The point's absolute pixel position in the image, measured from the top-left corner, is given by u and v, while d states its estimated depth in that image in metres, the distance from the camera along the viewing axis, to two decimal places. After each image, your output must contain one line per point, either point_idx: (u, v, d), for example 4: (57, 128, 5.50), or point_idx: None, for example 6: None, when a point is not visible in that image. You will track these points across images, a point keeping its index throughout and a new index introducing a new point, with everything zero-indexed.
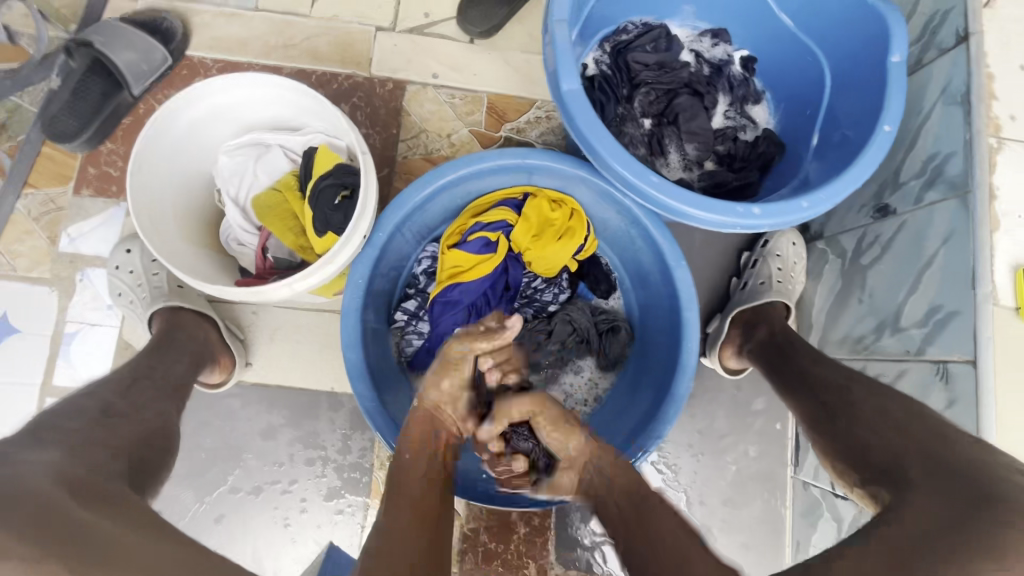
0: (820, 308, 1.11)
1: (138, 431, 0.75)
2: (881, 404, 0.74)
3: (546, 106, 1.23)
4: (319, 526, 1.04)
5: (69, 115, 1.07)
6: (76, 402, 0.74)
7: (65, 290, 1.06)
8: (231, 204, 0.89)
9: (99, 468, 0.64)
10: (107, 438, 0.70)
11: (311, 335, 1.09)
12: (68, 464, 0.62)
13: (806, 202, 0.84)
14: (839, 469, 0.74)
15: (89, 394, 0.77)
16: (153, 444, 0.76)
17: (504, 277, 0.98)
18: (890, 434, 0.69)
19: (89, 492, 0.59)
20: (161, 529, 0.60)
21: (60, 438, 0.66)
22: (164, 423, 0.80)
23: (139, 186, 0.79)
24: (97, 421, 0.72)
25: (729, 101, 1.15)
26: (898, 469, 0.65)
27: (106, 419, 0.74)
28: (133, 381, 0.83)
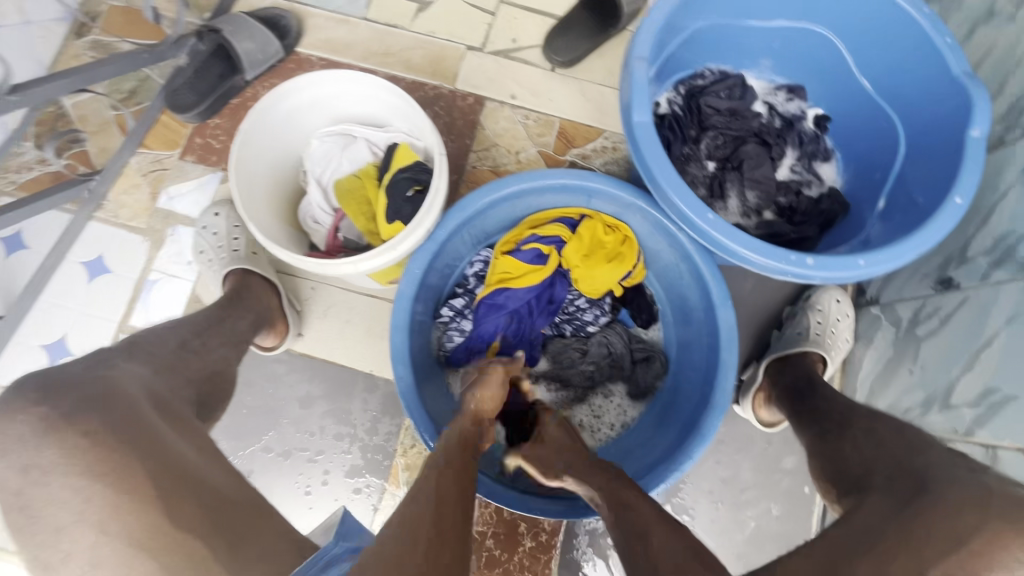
0: (867, 375, 1.09)
1: (204, 369, 0.85)
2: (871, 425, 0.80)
3: (614, 138, 1.28)
4: (336, 499, 1.08)
5: (189, 89, 1.20)
6: (161, 332, 0.85)
7: (155, 242, 1.18)
8: (315, 184, 0.97)
9: (172, 393, 0.76)
10: (181, 367, 0.81)
11: (360, 318, 1.16)
12: (150, 384, 0.73)
13: (862, 260, 0.84)
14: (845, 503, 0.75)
15: (171, 327, 0.88)
16: (216, 385, 0.85)
17: (550, 290, 1.02)
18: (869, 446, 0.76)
19: (167, 412, 0.71)
20: (218, 457, 0.70)
21: (149, 360, 0.78)
22: (225, 367, 0.89)
23: (241, 160, 0.89)
24: (175, 353, 0.82)
25: (796, 155, 1.16)
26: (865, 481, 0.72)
27: (182, 352, 0.84)
28: (207, 325, 0.92)
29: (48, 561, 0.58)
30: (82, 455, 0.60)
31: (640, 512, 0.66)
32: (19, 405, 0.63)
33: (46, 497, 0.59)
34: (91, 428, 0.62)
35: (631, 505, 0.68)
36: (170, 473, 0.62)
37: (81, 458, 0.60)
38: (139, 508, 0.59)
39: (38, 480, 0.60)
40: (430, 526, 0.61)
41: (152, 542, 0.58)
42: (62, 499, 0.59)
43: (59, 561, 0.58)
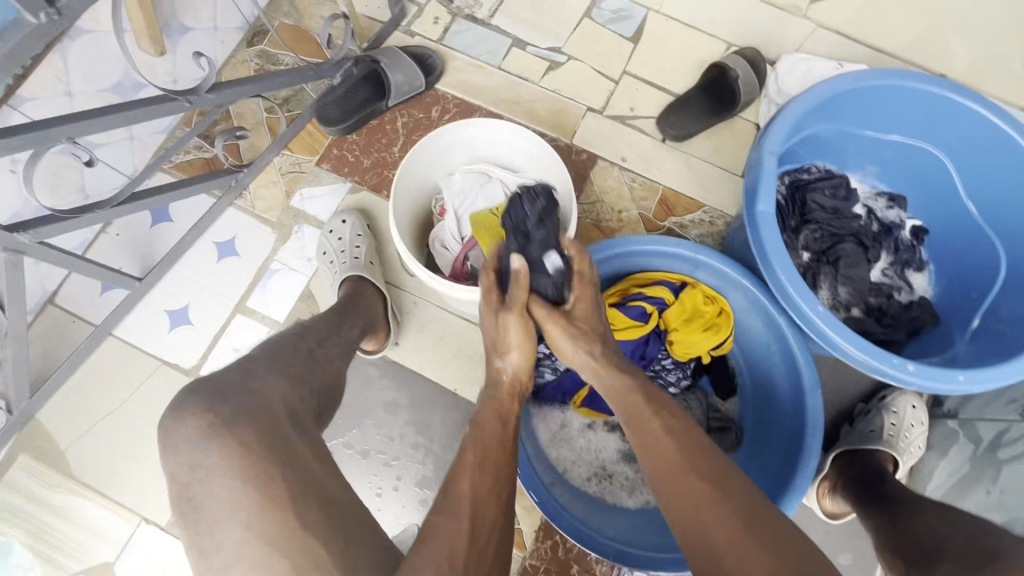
0: (937, 487, 1.10)
1: (325, 378, 0.94)
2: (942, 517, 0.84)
3: (712, 213, 1.35)
4: (403, 507, 1.14)
5: (337, 106, 1.31)
6: (291, 340, 0.95)
7: (282, 236, 1.29)
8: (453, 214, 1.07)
9: (301, 402, 0.84)
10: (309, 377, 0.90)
11: (453, 338, 1.23)
12: (287, 395, 0.82)
13: (963, 376, 0.87)
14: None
15: (298, 334, 0.98)
16: (330, 396, 0.94)
17: (643, 347, 1.06)
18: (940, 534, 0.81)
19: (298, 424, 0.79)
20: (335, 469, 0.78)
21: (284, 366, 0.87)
22: (338, 380, 0.98)
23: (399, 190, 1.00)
24: (305, 362, 0.92)
25: (890, 260, 1.20)
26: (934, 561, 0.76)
27: (312, 362, 0.94)
28: (328, 334, 1.02)
29: (205, 549, 0.67)
30: (237, 462, 0.69)
31: (694, 491, 0.62)
32: (194, 409, 0.72)
33: (208, 494, 0.68)
34: (246, 438, 0.70)
35: (678, 486, 0.63)
36: (306, 492, 0.69)
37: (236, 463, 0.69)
38: (285, 516, 0.67)
39: (204, 477, 0.68)
40: (473, 512, 0.66)
41: (289, 543, 0.66)
42: (224, 492, 0.68)
43: (216, 548, 0.67)
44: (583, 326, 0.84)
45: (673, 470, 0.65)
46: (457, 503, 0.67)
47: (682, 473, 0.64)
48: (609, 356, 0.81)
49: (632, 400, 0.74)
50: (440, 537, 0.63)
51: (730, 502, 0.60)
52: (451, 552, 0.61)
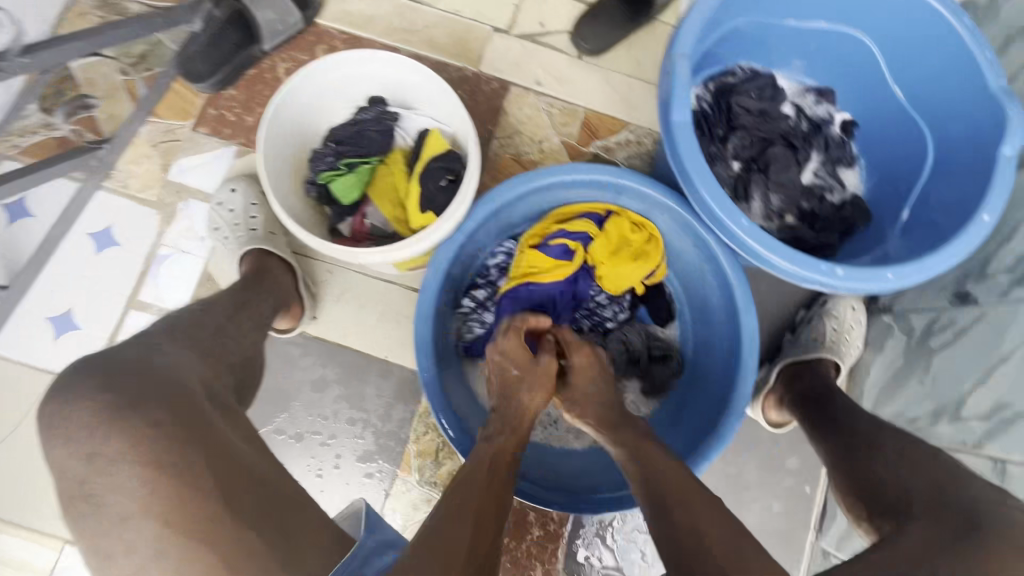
0: (873, 382, 1.10)
1: (239, 352, 0.83)
2: (904, 445, 0.78)
3: (638, 131, 1.26)
4: (348, 484, 1.09)
5: (202, 59, 1.14)
6: (196, 311, 0.83)
7: (166, 216, 1.15)
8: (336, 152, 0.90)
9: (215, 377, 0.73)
10: (222, 352, 0.79)
11: (375, 303, 1.15)
12: (196, 370, 0.71)
13: (891, 273, 0.85)
14: (876, 522, 0.71)
15: (205, 305, 0.85)
16: (250, 370, 0.84)
17: (574, 286, 1.01)
18: (905, 471, 0.73)
19: (215, 399, 0.69)
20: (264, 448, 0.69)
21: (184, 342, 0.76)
22: (256, 353, 0.87)
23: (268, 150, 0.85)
24: (213, 335, 0.81)
25: (821, 159, 1.15)
26: (906, 508, 0.68)
27: (219, 335, 0.82)
28: (235, 308, 0.90)
29: (109, 551, 0.57)
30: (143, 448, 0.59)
31: (691, 515, 0.62)
32: (82, 390, 0.61)
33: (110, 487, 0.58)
34: (151, 421, 0.60)
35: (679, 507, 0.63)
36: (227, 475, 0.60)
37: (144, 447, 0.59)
38: (202, 501, 0.58)
39: (102, 471, 0.58)
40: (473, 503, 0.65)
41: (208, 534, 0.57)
42: None
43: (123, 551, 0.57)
44: (595, 374, 0.88)
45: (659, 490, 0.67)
46: (470, 495, 0.66)
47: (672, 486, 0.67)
48: (607, 412, 0.83)
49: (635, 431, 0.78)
50: (442, 529, 0.61)
51: (711, 504, 0.64)
52: (450, 544, 0.59)
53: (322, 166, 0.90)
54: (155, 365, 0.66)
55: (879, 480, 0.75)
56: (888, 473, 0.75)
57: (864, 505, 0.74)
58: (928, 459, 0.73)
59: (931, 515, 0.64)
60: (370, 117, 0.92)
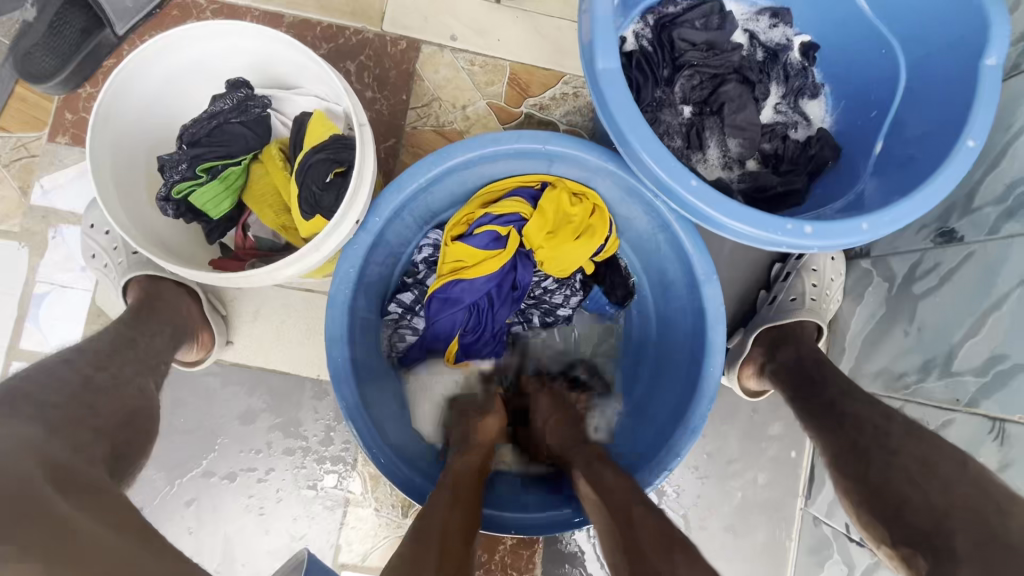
0: (856, 335, 1.01)
1: (116, 410, 0.71)
2: (927, 455, 0.68)
3: (575, 82, 1.08)
4: (295, 519, 0.99)
5: (45, 53, 0.93)
6: (53, 368, 0.70)
7: (36, 247, 0.98)
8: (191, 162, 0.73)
9: (76, 454, 0.61)
10: (88, 416, 0.67)
11: (298, 317, 1.01)
12: (42, 448, 0.58)
13: (866, 224, 0.73)
14: (905, 553, 0.62)
15: (65, 359, 0.73)
16: (137, 428, 0.72)
17: (511, 276, 0.88)
18: (935, 490, 0.64)
19: (69, 481, 0.56)
20: (147, 532, 0.55)
21: (34, 412, 0.62)
22: (146, 402, 0.76)
23: (103, 171, 0.70)
24: (76, 396, 0.68)
25: (782, 93, 1.01)
26: (945, 545, 0.58)
27: (87, 393, 0.69)
28: (114, 352, 0.78)
29: None
30: None
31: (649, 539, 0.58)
32: None
33: None
34: None
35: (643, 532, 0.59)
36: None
37: None
38: None
39: None
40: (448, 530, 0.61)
41: None
42: None
43: None
44: (558, 404, 0.86)
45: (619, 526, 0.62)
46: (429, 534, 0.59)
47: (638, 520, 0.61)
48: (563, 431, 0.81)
49: (580, 459, 0.74)
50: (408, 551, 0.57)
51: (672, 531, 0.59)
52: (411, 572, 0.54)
53: (175, 175, 0.72)
54: None
55: (904, 498, 0.65)
56: (910, 489, 0.65)
57: (885, 528, 0.65)
58: (956, 472, 0.64)
59: (980, 560, 0.55)
60: (227, 106, 0.74)
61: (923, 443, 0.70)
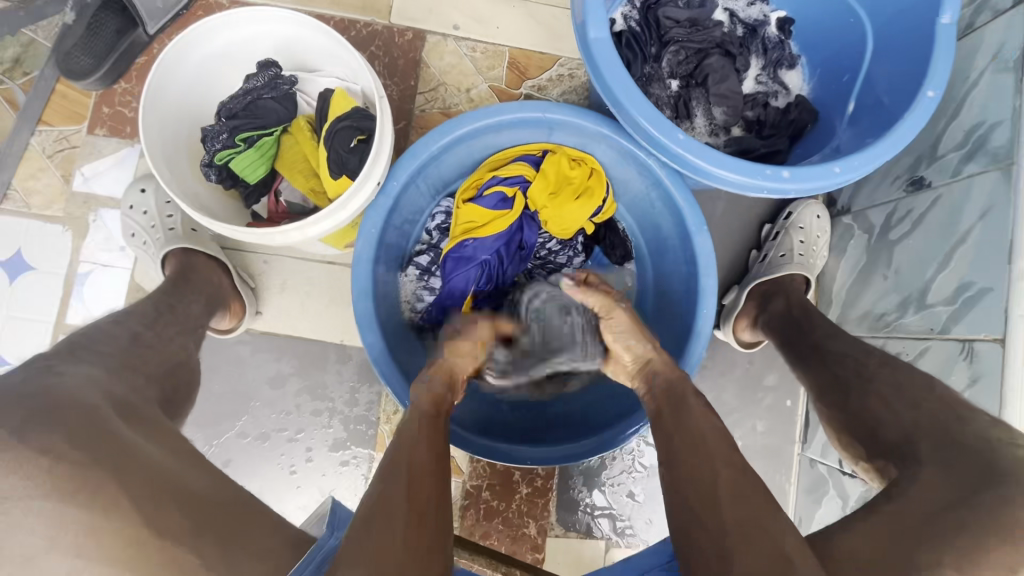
0: (841, 285, 1.08)
1: (163, 363, 0.77)
2: (899, 379, 0.73)
3: (570, 64, 1.17)
4: (324, 475, 1.06)
5: (83, 52, 1.02)
6: (105, 326, 0.75)
7: (79, 230, 1.06)
8: (230, 129, 0.82)
9: (134, 392, 0.67)
10: (139, 364, 0.73)
11: (321, 287, 1.09)
12: (106, 384, 0.64)
13: (837, 167, 0.81)
14: (879, 465, 0.70)
15: (116, 320, 0.77)
16: (180, 377, 0.79)
17: (519, 236, 0.95)
18: (904, 408, 0.70)
19: (129, 411, 0.63)
20: (199, 460, 0.63)
21: (94, 359, 0.68)
22: (186, 357, 0.82)
23: (154, 149, 0.78)
24: (126, 348, 0.73)
25: (761, 64, 1.09)
26: (910, 451, 0.66)
27: (136, 345, 0.75)
28: (157, 315, 0.83)
29: None
30: (41, 478, 0.52)
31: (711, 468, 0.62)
32: None
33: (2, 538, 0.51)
34: (49, 443, 0.53)
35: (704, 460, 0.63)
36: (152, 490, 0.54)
37: (41, 480, 0.52)
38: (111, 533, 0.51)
39: None
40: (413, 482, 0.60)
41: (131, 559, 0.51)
42: None
43: None
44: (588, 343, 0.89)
45: (672, 431, 0.68)
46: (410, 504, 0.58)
47: (687, 427, 0.67)
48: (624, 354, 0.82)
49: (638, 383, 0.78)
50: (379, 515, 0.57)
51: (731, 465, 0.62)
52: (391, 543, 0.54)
53: (217, 144, 0.82)
54: (52, 385, 0.59)
55: (876, 419, 0.72)
56: (881, 409, 0.72)
57: (862, 445, 0.73)
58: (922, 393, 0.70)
59: (940, 460, 0.62)
60: (260, 83, 0.83)
61: (895, 370, 0.75)
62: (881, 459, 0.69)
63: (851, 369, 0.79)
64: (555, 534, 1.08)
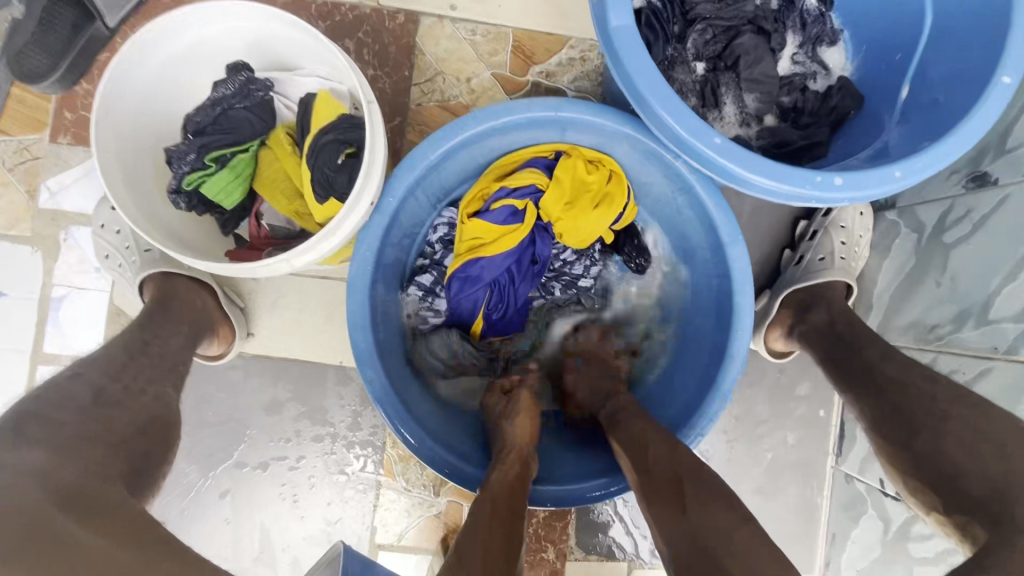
0: (883, 290, 0.98)
1: (132, 422, 0.68)
2: (979, 419, 0.66)
3: (581, 46, 1.04)
4: (329, 504, 0.99)
5: (38, 50, 0.88)
6: (65, 381, 0.67)
7: (49, 251, 0.97)
8: (197, 145, 0.72)
9: (91, 474, 0.58)
10: (100, 432, 0.63)
11: (316, 305, 1.00)
12: (55, 470, 0.55)
13: (898, 172, 0.70)
14: (961, 521, 0.62)
15: (74, 373, 0.69)
16: (153, 437, 0.69)
17: (531, 250, 0.87)
18: (992, 458, 0.62)
19: (85, 505, 0.53)
20: (172, 546, 0.54)
21: (44, 434, 0.59)
22: (165, 410, 0.73)
23: (113, 173, 0.69)
24: (86, 411, 0.64)
25: (799, 42, 0.97)
26: (1005, 514, 0.58)
27: (98, 407, 0.66)
28: (128, 360, 0.74)
29: None
30: None
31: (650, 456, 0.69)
32: None
33: None
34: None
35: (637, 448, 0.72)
36: None
37: None
38: None
39: None
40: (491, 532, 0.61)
41: None
42: None
43: None
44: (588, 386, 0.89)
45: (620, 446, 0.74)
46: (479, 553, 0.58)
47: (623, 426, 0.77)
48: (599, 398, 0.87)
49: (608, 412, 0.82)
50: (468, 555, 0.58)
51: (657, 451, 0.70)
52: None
53: (184, 167, 0.72)
54: None
55: (957, 468, 0.64)
56: (963, 457, 0.64)
57: (938, 496, 0.65)
58: (1012, 438, 0.63)
59: None
60: (231, 91, 0.74)
61: (975, 407, 0.68)
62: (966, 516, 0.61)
63: (919, 406, 0.72)
64: (575, 557, 1.03)
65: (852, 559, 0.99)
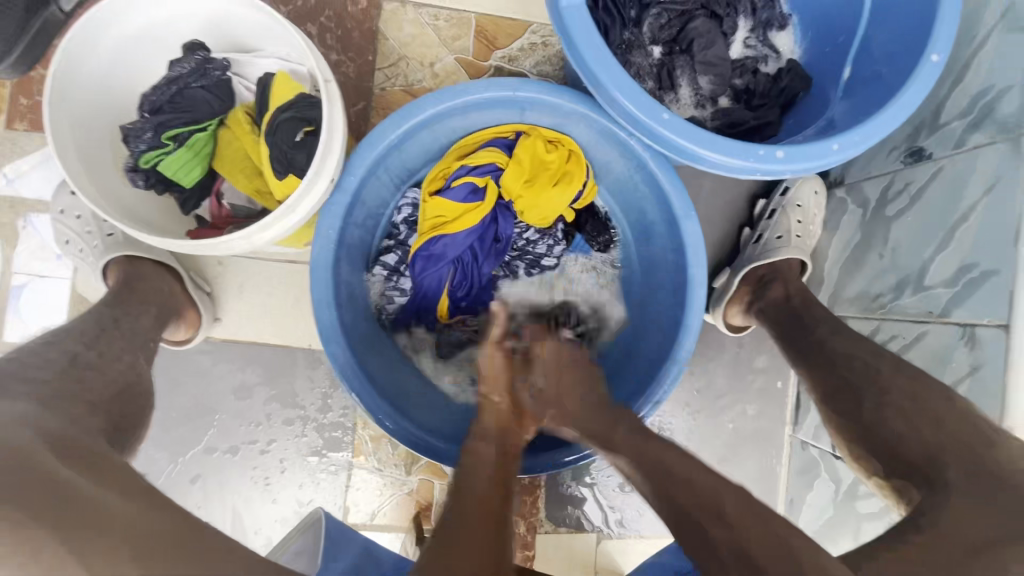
0: (832, 264, 1.03)
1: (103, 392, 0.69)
2: (915, 388, 0.71)
3: (542, 30, 1.06)
4: (301, 486, 1.00)
5: None
6: (37, 349, 0.68)
7: (7, 238, 0.96)
8: (150, 122, 0.74)
9: (75, 425, 0.59)
10: (82, 392, 0.64)
11: (284, 289, 1.01)
12: (41, 419, 0.56)
13: (835, 144, 0.74)
14: (899, 486, 0.68)
15: (47, 342, 0.70)
16: (129, 401, 0.70)
17: (493, 228, 0.89)
18: (927, 426, 0.67)
19: (73, 451, 0.54)
20: (157, 496, 0.54)
21: (26, 389, 0.60)
22: (137, 377, 0.74)
23: (69, 152, 0.69)
24: (64, 372, 0.66)
25: (750, 26, 1.01)
26: (938, 476, 0.63)
27: (74, 368, 0.67)
28: (101, 330, 0.75)
29: None
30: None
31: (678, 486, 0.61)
32: None
33: None
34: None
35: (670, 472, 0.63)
36: (108, 533, 0.47)
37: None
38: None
39: None
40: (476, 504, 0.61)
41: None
42: None
43: None
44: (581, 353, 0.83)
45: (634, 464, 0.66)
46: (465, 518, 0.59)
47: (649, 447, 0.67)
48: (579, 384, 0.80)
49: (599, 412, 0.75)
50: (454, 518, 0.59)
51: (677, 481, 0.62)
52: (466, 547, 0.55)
53: (141, 145, 0.74)
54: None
55: (898, 436, 0.69)
56: (903, 425, 0.69)
57: (882, 463, 0.70)
58: (943, 405, 0.68)
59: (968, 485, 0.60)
60: (187, 70, 0.75)
61: (912, 377, 0.73)
62: (903, 481, 0.67)
63: (861, 375, 0.77)
64: (545, 530, 1.06)
65: (806, 522, 1.04)
